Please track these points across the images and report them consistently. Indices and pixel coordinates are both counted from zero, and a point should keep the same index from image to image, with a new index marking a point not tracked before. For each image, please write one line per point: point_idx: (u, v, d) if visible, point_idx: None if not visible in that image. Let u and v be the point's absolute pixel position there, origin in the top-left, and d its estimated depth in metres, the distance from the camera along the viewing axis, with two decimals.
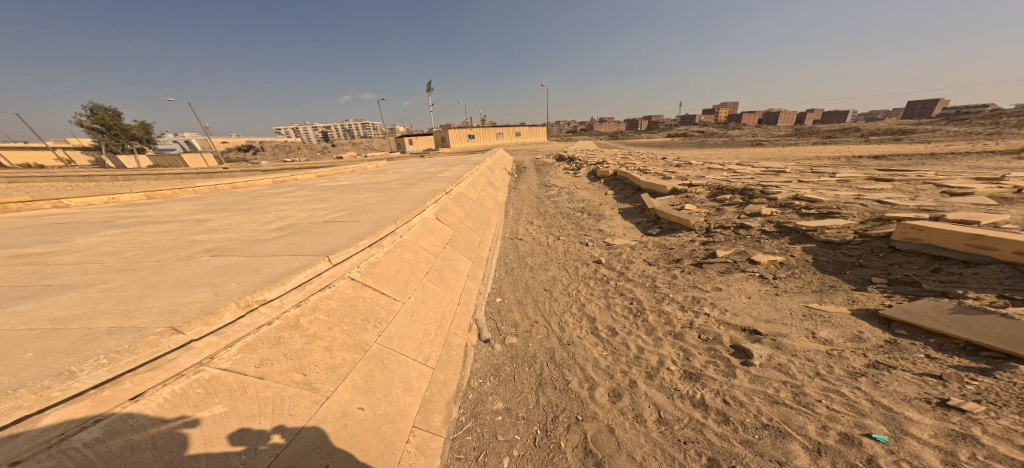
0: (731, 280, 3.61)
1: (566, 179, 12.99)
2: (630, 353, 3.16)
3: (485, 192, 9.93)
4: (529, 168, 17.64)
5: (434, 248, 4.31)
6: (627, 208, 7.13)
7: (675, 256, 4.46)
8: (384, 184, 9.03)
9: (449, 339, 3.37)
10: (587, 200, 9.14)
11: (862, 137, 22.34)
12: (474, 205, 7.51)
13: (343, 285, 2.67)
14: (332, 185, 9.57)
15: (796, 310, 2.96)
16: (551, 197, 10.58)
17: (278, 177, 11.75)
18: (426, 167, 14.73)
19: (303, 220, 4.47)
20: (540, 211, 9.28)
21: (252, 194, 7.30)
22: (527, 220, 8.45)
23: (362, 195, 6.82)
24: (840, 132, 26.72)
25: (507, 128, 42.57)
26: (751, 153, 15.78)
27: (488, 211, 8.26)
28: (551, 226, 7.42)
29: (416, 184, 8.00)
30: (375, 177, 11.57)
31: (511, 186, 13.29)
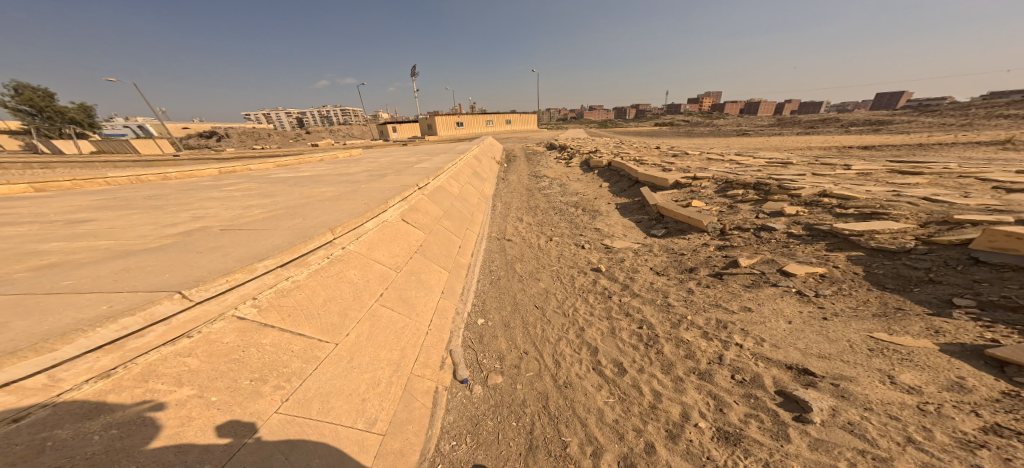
0: (763, 297, 2.98)
1: (558, 169, 12.22)
2: (645, 401, 2.54)
3: (470, 185, 9.02)
4: (519, 157, 16.62)
5: (395, 260, 3.49)
6: (626, 204, 6.45)
7: (688, 264, 3.82)
8: (352, 175, 7.99)
9: (411, 386, 2.60)
10: (581, 193, 8.41)
11: (845, 126, 22.68)
12: (455, 200, 6.66)
13: (210, 332, 1.84)
14: (292, 175, 8.44)
15: (859, 344, 2.26)
16: (543, 190, 9.76)
17: (234, 166, 10.42)
18: (405, 156, 13.55)
19: (225, 220, 3.55)
20: (530, 206, 8.49)
21: (188, 187, 6.19)
22: (516, 217, 7.65)
23: (319, 188, 5.84)
24: (823, 122, 27.10)
25: (495, 116, 41.09)
26: (749, 143, 15.24)
27: (472, 208, 7.40)
28: (541, 224, 6.65)
29: (387, 176, 7.02)
30: (345, 167, 10.40)
31: (501, 177, 12.40)
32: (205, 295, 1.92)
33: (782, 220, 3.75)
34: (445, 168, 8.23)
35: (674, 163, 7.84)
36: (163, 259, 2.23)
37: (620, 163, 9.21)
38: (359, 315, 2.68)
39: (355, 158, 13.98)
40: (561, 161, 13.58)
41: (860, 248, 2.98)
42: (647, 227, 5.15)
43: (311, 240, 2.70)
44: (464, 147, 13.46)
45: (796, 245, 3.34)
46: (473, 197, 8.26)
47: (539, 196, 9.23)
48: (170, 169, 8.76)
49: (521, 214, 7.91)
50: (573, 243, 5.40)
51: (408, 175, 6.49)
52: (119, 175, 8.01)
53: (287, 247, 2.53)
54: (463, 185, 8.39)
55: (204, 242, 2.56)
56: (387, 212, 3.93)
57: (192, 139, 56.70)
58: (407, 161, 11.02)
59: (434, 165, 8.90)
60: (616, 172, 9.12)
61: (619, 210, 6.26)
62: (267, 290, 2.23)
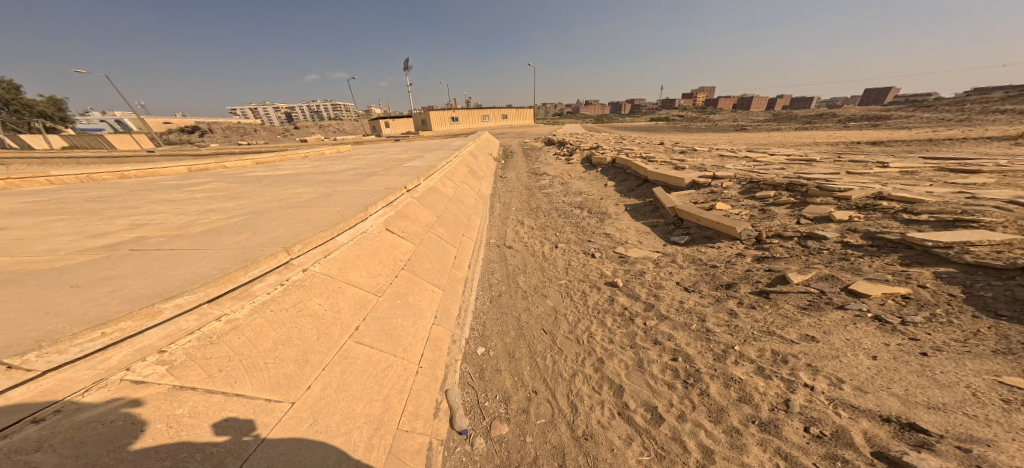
0: (828, 324, 2.55)
1: (558, 166, 11.69)
2: (692, 460, 2.02)
3: (465, 184, 8.38)
4: (515, 154, 15.94)
5: (377, 281, 2.89)
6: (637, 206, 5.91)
7: (721, 280, 3.45)
8: (336, 174, 7.29)
9: (396, 448, 2.01)
10: (585, 194, 7.84)
11: (842, 122, 22.64)
12: (449, 203, 6.04)
13: (80, 409, 1.24)
14: (269, 174, 7.71)
15: (984, 391, 1.78)
16: (543, 190, 9.17)
17: (206, 163, 9.58)
18: (396, 153, 12.78)
19: (165, 230, 2.88)
20: (530, 207, 7.90)
21: (143, 187, 5.41)
22: (516, 220, 7.06)
23: (293, 190, 5.15)
24: (820, 117, 27.02)
25: (490, 111, 40.25)
26: (752, 139, 14.80)
27: (469, 211, 6.78)
28: (544, 229, 6.08)
29: (373, 175, 6.34)
30: (330, 164, 9.62)
31: (498, 174, 11.81)
32: (59, 360, 1.31)
33: (834, 228, 3.38)
34: (438, 167, 7.58)
35: (685, 161, 7.32)
36: (37, 302, 1.62)
37: (625, 161, 8.66)
38: (325, 360, 2.07)
39: (342, 155, 13.15)
40: (561, 158, 12.98)
41: (950, 262, 2.56)
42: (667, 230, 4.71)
43: (253, 265, 2.11)
44: (458, 143, 12.75)
45: (861, 258, 2.96)
46: (469, 198, 7.62)
47: (540, 196, 8.64)
48: (133, 168, 7.89)
49: (521, 217, 7.32)
50: (581, 251, 4.85)
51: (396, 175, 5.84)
52: (71, 174, 7.13)
53: (216, 275, 1.94)
54: (458, 185, 7.76)
55: (117, 270, 1.95)
56: (369, 220, 3.32)
57: (174, 134, 54.44)
58: (397, 158, 10.30)
59: (427, 163, 8.24)
60: (621, 171, 8.57)
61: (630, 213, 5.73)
62: (184, 338, 1.62)
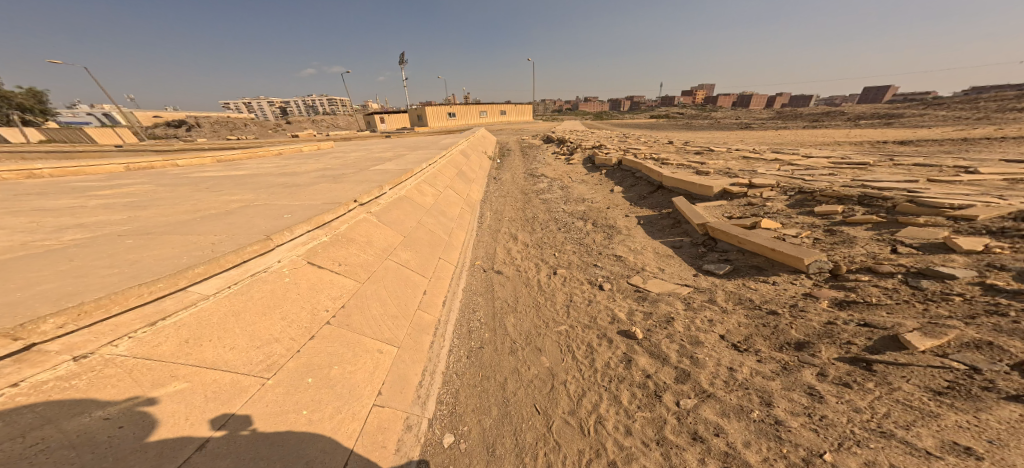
0: (971, 441, 2.04)
1: (557, 165, 10.97)
2: None
3: (448, 190, 7.69)
4: (513, 151, 15.02)
5: (270, 346, 2.89)
6: (671, 228, 6.09)
7: (793, 340, 3.31)
8: (302, 175, 6.45)
9: None
10: (581, 212, 7.31)
11: (851, 119, 21.81)
12: (403, 226, 5.49)
13: None
14: (225, 174, 6.85)
15: None
16: (540, 198, 8.44)
17: (162, 160, 8.67)
18: (382, 149, 11.86)
19: (44, 291, 2.43)
20: (523, 224, 7.32)
21: (56, 193, 4.58)
22: (506, 244, 6.64)
23: (234, 202, 4.44)
24: (826, 114, 26.30)
25: (489, 105, 39.31)
26: (766, 137, 13.90)
27: (434, 227, 6.22)
28: (550, 261, 5.80)
29: (339, 184, 5.61)
30: (304, 163, 8.78)
31: (493, 173, 11.09)
32: None
33: (950, 299, 3.21)
34: (413, 172, 6.87)
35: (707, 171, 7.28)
36: None
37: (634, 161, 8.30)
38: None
39: (324, 151, 12.25)
40: (562, 157, 12.11)
41: None
42: (716, 264, 4.84)
43: None
44: (450, 140, 11.82)
45: (998, 335, 2.68)
46: (446, 211, 7.01)
47: (535, 207, 7.99)
48: (78, 170, 7.09)
49: (513, 238, 6.81)
50: (611, 295, 4.65)
51: (360, 192, 5.20)
52: (7, 177, 6.41)
53: None
54: (431, 191, 7.03)
55: None
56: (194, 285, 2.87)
57: (163, 128, 52.95)
58: (381, 156, 9.44)
59: (408, 164, 7.40)
60: (633, 177, 8.32)
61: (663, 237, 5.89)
62: None
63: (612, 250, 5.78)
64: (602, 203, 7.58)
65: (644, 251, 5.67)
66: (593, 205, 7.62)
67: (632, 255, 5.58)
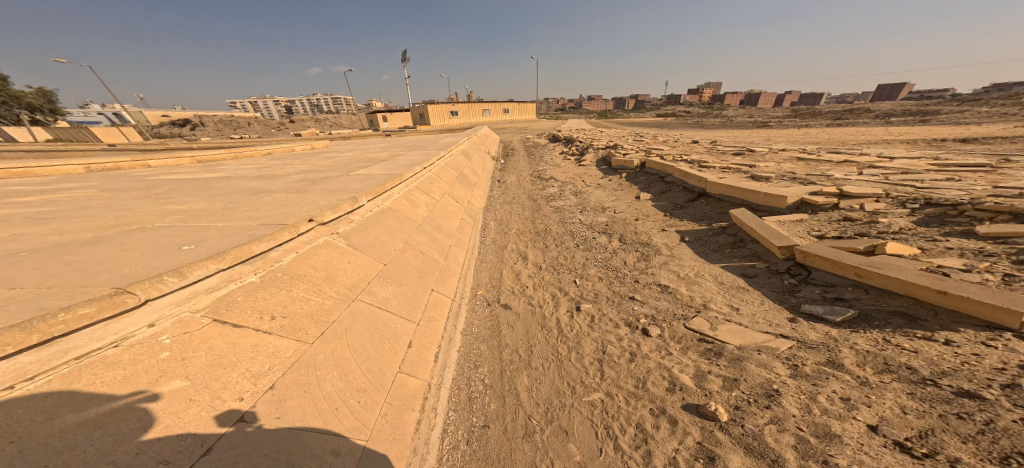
0: None
1: (568, 167, 10.11)
2: None
3: (439, 203, 7.08)
4: (519, 150, 14.17)
5: (149, 453, 2.36)
6: (734, 259, 6.44)
7: (983, 451, 2.75)
8: (274, 179, 5.79)
9: None
10: (592, 226, 6.70)
11: (882, 115, 20.44)
12: (364, 263, 5.03)
13: None
14: (188, 176, 6.06)
15: None
16: (548, 205, 7.49)
17: (134, 158, 7.97)
18: (378, 148, 11.11)
19: None
20: (533, 245, 7.25)
21: None
22: (517, 269, 6.58)
23: (168, 217, 3.78)
24: (851, 110, 24.95)
25: (495, 103, 38.60)
26: (793, 136, 12.85)
27: (408, 258, 5.79)
28: (586, 297, 5.75)
29: (300, 200, 5.05)
30: (287, 163, 8.08)
31: (499, 174, 10.25)
32: None
33: None
34: (399, 186, 5.95)
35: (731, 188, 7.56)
36: None
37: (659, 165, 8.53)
38: None
39: (317, 149, 11.57)
40: (573, 157, 11.29)
41: None
42: (836, 310, 4.81)
43: None
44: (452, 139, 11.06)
45: None
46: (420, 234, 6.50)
47: (544, 222, 7.29)
48: (27, 169, 6.36)
49: (530, 267, 6.62)
50: (678, 349, 4.56)
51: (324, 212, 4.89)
52: None
53: None
54: (405, 203, 6.33)
55: None
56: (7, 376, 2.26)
57: (167, 118, 52.83)
58: (374, 156, 8.73)
59: (400, 168, 6.66)
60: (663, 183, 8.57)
61: (724, 278, 6.07)
62: None
63: (665, 291, 5.70)
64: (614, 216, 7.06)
65: (704, 284, 5.87)
66: (615, 216, 7.19)
67: (688, 296, 5.53)
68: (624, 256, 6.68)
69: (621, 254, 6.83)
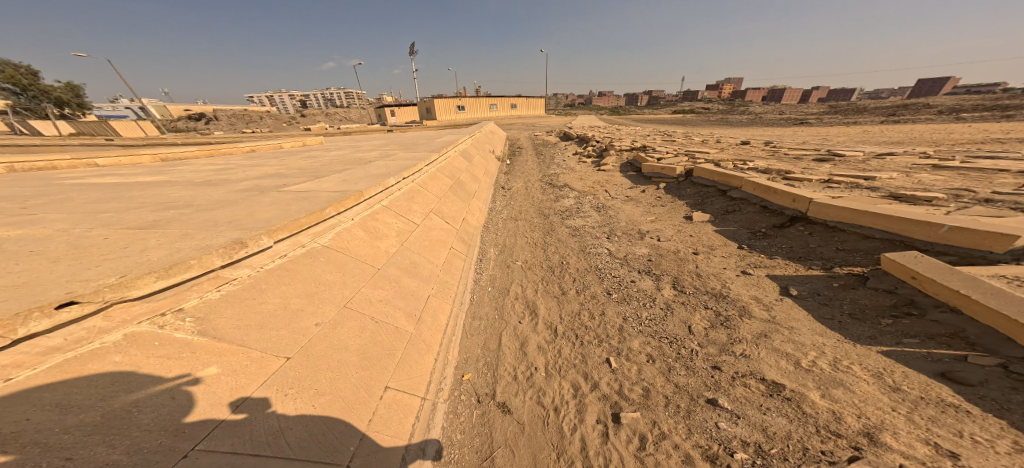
0: None
1: (585, 172, 8.16)
2: None
3: (435, 218, 4.39)
4: (523, 153, 11.99)
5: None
6: (907, 339, 2.26)
7: None
8: (194, 196, 3.73)
9: None
10: (621, 261, 3.98)
11: (943, 114, 17.84)
12: (313, 317, 2.12)
13: None
14: (64, 185, 4.29)
15: None
16: (569, 226, 5.33)
17: (57, 168, 6.50)
18: (359, 151, 9.18)
19: None
20: (556, 296, 3.66)
21: None
22: (519, 329, 3.26)
23: None
24: (903, 108, 22.11)
25: (504, 100, 36.91)
26: (867, 134, 10.14)
27: (405, 305, 2.82)
28: (617, 386, 2.55)
29: (223, 212, 2.54)
30: (238, 169, 6.16)
31: (500, 180, 8.37)
32: None
33: None
34: (392, 189, 3.97)
35: (918, 189, 3.40)
36: None
37: (711, 171, 5.04)
38: None
39: (294, 151, 9.69)
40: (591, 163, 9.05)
41: None
42: None
43: None
44: (443, 141, 9.06)
45: None
46: (399, 270, 3.05)
47: (556, 244, 4.80)
48: None
49: (531, 315, 3.41)
50: None
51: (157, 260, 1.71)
52: None
53: None
54: (394, 213, 3.62)
55: None
56: None
57: (178, 122, 52.57)
58: (350, 162, 6.78)
59: (375, 169, 4.60)
60: (726, 199, 4.59)
61: (942, 353, 2.09)
62: None
63: (765, 377, 2.27)
64: (707, 242, 3.91)
65: (854, 386, 2.06)
66: (660, 249, 3.96)
67: (837, 408, 1.95)
68: (663, 304, 3.20)
69: (634, 303, 3.31)
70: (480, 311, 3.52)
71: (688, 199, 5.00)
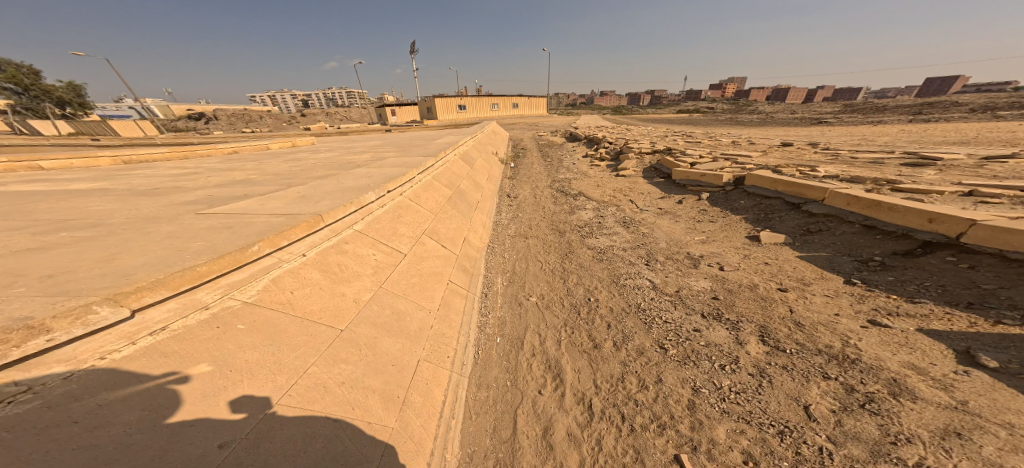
0: None
1: (602, 177, 7.24)
2: None
3: (429, 240, 3.51)
4: (530, 155, 11.04)
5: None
6: None
7: None
8: (110, 213, 2.85)
9: None
10: (675, 299, 3.16)
11: (972, 112, 16.89)
12: (215, 435, 1.30)
13: None
14: None
15: None
16: (594, 246, 4.44)
17: None
18: (348, 154, 8.27)
19: None
20: (586, 351, 2.87)
21: None
22: (542, 404, 2.45)
23: None
24: (927, 107, 21.09)
25: (507, 99, 36.05)
26: (913, 134, 9.17)
27: (382, 382, 1.97)
28: None
29: (97, 256, 1.71)
30: (201, 174, 5.26)
31: (506, 186, 7.48)
32: None
33: None
34: (373, 206, 3.12)
35: None
36: None
37: (776, 181, 4.14)
38: None
39: (277, 153, 8.80)
40: (607, 166, 8.09)
41: None
42: None
43: None
44: (440, 142, 8.14)
45: None
46: (370, 326, 2.22)
47: (582, 273, 3.93)
48: None
49: (555, 382, 2.62)
50: None
51: None
52: None
53: None
54: (371, 241, 2.77)
55: None
56: None
57: (176, 122, 51.91)
58: (333, 167, 5.89)
59: (353, 179, 3.72)
60: (805, 217, 3.70)
61: None
62: None
63: None
64: (796, 275, 3.02)
65: None
66: (724, 287, 3.13)
67: None
68: (752, 369, 2.35)
69: (704, 363, 2.51)
70: (487, 376, 2.70)
71: (750, 216, 4.07)
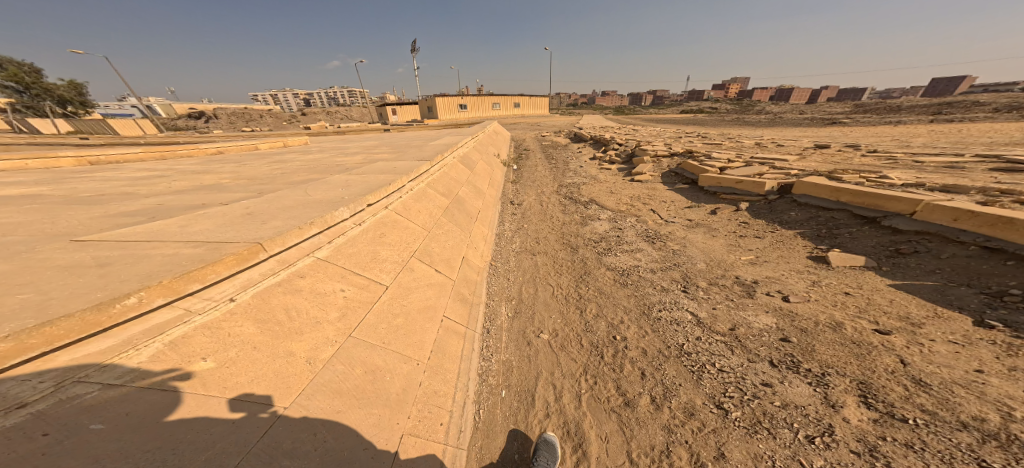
0: None
1: (616, 181, 6.62)
2: None
3: (419, 263, 2.92)
4: (536, 156, 10.43)
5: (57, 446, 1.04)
6: None
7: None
8: (12, 228, 2.25)
9: None
10: (730, 342, 2.60)
11: (996, 112, 16.14)
12: None
13: None
14: None
15: None
16: (617, 265, 3.81)
17: None
18: (340, 155, 7.68)
19: None
20: (613, 411, 2.30)
21: None
22: None
23: None
24: (946, 106, 20.35)
25: (509, 98, 35.46)
26: (952, 135, 8.45)
27: None
28: None
29: None
30: (164, 175, 4.63)
31: (511, 191, 6.88)
32: None
33: None
34: (347, 226, 2.54)
35: None
36: None
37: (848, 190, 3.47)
38: None
39: (265, 153, 8.22)
40: (620, 170, 7.43)
41: None
42: None
43: None
44: (438, 143, 7.51)
45: None
46: (327, 397, 1.67)
47: (605, 301, 3.33)
48: None
49: (577, 456, 2.03)
50: None
51: None
52: None
53: None
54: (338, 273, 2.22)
55: None
56: None
57: (175, 121, 51.41)
58: (317, 170, 5.28)
59: (327, 185, 3.11)
60: (893, 235, 3.04)
61: None
62: None
63: None
64: (900, 313, 2.39)
65: None
66: (792, 327, 2.55)
67: None
68: (857, 445, 1.72)
69: (783, 433, 1.89)
70: (489, 449, 2.12)
71: (814, 232, 3.41)
